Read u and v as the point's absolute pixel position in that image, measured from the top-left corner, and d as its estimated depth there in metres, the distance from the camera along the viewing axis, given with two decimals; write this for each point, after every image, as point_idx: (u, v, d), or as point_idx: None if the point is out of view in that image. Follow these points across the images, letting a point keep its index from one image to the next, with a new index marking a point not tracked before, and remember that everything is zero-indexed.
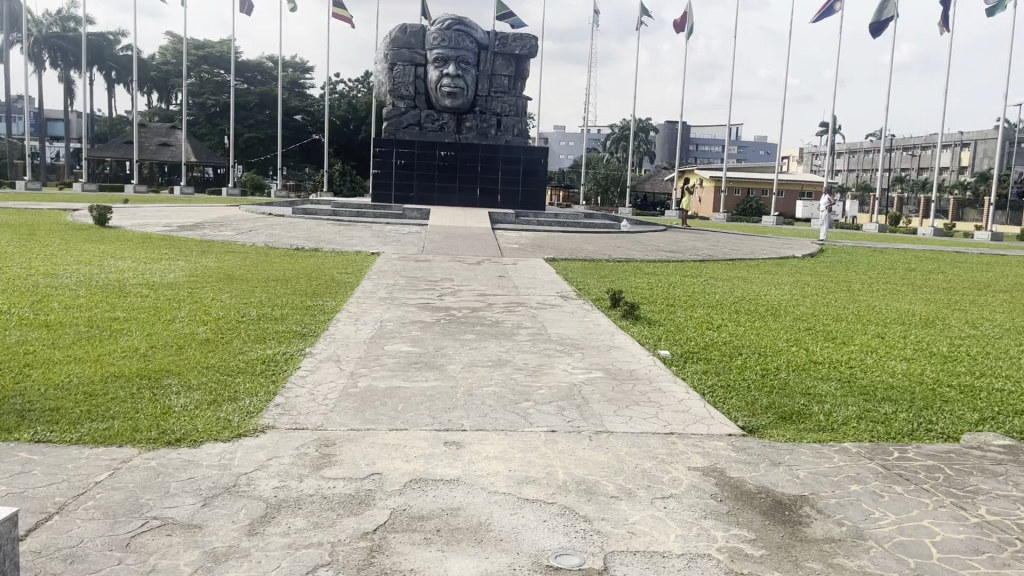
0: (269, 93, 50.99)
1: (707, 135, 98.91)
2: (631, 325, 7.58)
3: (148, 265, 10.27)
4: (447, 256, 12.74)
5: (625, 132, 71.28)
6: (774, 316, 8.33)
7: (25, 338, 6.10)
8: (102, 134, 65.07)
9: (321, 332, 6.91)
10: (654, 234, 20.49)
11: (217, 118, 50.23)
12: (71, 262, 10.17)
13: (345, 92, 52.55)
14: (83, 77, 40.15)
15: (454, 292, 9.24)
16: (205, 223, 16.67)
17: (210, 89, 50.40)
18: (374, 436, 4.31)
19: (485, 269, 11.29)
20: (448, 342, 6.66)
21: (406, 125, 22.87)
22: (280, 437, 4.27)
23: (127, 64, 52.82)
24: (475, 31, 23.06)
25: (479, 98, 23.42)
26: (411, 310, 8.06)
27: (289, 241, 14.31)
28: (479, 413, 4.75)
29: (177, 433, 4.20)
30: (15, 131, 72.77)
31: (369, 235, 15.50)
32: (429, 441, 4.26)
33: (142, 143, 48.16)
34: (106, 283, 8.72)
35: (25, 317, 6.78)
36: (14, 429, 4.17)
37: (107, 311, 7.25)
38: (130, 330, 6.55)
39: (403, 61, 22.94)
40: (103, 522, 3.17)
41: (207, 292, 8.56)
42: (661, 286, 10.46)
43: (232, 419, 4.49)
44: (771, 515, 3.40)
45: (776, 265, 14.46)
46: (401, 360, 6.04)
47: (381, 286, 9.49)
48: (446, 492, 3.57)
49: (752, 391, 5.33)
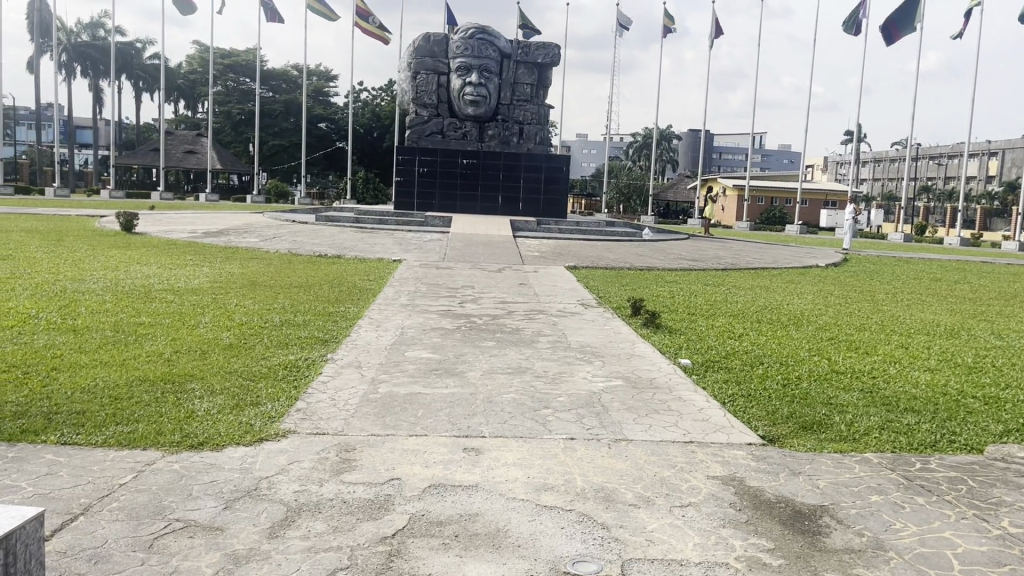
0: (293, 101, 51.42)
1: (730, 143, 98.36)
2: (652, 334, 7.56)
3: (174, 271, 10.38)
4: (468, 263, 12.78)
5: (648, 141, 71.08)
6: (796, 326, 8.28)
7: (52, 341, 6.20)
8: (130, 142, 65.91)
9: (342, 338, 6.95)
10: (677, 242, 20.40)
11: (242, 126, 50.76)
12: (98, 268, 10.32)
13: (369, 101, 52.87)
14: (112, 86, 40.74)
15: (475, 299, 9.27)
16: (230, 230, 16.84)
17: (235, 97, 50.93)
18: (394, 442, 4.34)
19: (506, 277, 11.32)
20: (468, 349, 6.69)
21: (429, 133, 23.03)
22: (301, 441, 4.30)
23: (155, 72, 53.53)
24: (498, 40, 23.23)
25: (501, 106, 23.53)
26: (432, 317, 8.09)
27: (313, 247, 14.42)
28: (499, 420, 4.77)
29: (200, 436, 4.26)
30: (46, 139, 74.09)
31: (392, 243, 15.58)
32: (449, 447, 4.28)
33: (169, 151, 48.73)
34: (132, 289, 8.83)
35: (52, 321, 6.90)
36: (41, 431, 4.24)
37: (132, 316, 7.35)
38: (155, 335, 6.63)
39: (426, 70, 23.11)
40: (128, 522, 3.22)
41: (231, 298, 8.64)
42: (683, 295, 10.42)
43: (254, 423, 4.53)
44: (790, 524, 3.38)
45: (799, 274, 14.34)
46: (421, 366, 6.07)
47: (403, 293, 9.54)
48: (465, 497, 3.59)
49: (773, 400, 5.30)
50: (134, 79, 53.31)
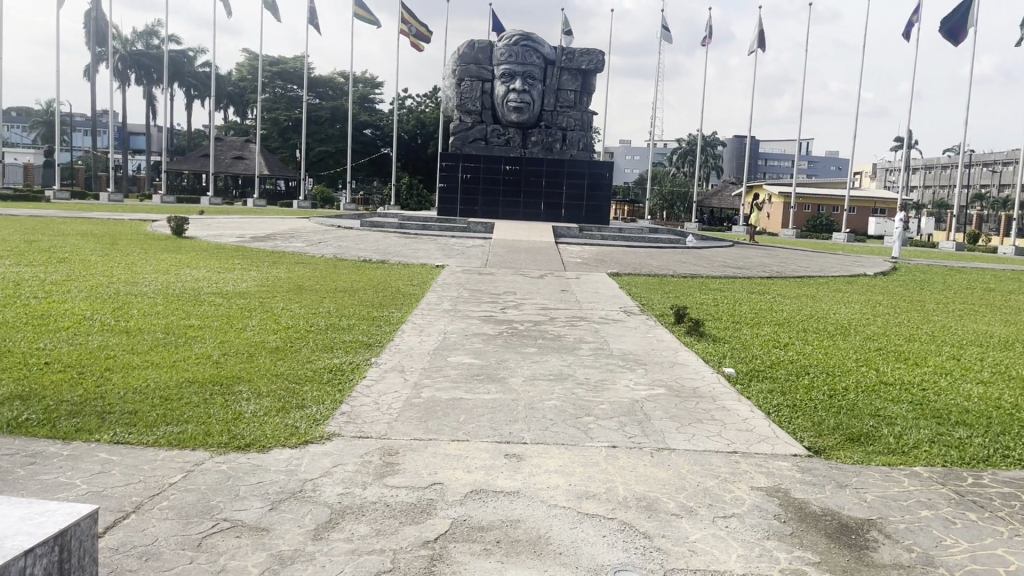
0: (340, 108, 52.08)
1: (776, 149, 97.18)
2: (696, 342, 7.50)
3: (222, 275, 10.60)
4: (510, 269, 12.81)
5: (692, 147, 70.52)
6: (842, 335, 8.15)
7: (106, 342, 6.37)
8: (181, 148, 67.37)
9: (386, 342, 7.02)
10: (721, 249, 20.21)
11: (290, 132, 51.58)
12: (150, 271, 10.59)
13: (414, 107, 53.33)
14: (165, 93, 41.69)
15: (517, 305, 9.30)
16: (277, 235, 17.11)
17: (283, 105, 51.78)
18: (437, 446, 4.37)
19: (548, 283, 11.33)
20: (510, 355, 6.70)
21: (472, 139, 23.15)
22: (345, 444, 4.36)
23: (206, 80, 54.69)
24: (542, 47, 23.24)
25: (545, 112, 23.54)
26: (474, 323, 8.13)
27: (357, 252, 14.59)
28: (540, 426, 4.77)
29: (247, 437, 4.34)
30: (100, 144, 76.08)
31: (435, 248, 15.68)
32: (491, 452, 4.29)
33: (218, 157, 49.69)
34: (182, 292, 9.03)
35: (106, 323, 7.09)
36: (95, 430, 4.36)
37: (183, 319, 7.53)
38: (204, 338, 6.78)
39: (471, 76, 23.18)
40: (177, 521, 3.29)
41: (277, 301, 8.79)
42: (726, 302, 10.32)
43: (300, 426, 4.60)
44: (836, 538, 3.33)
45: (846, 283, 14.10)
46: (463, 372, 6.10)
47: (445, 298, 9.61)
48: (506, 503, 3.60)
49: (819, 410, 5.23)
50: (186, 87, 54.52)
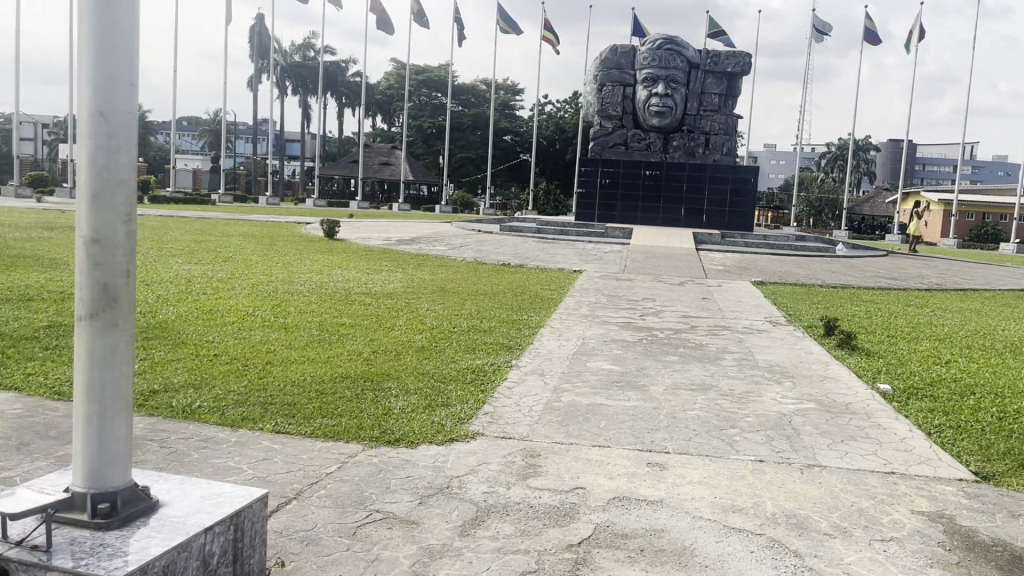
0: (482, 115, 53.17)
1: (937, 153, 91.26)
2: (847, 356, 7.16)
3: (371, 276, 11.05)
4: (649, 276, 12.67)
5: (842, 152, 67.37)
6: (1013, 354, 7.54)
7: (266, 337, 6.79)
8: (332, 154, 70.76)
9: (526, 345, 7.11)
10: (873, 259, 19.20)
11: (433, 138, 53.14)
12: (305, 270, 11.19)
13: (554, 113, 53.69)
14: (320, 102, 43.88)
15: (657, 312, 9.19)
16: (420, 238, 17.66)
17: (428, 112, 53.41)
18: (578, 451, 4.39)
19: (689, 291, 11.13)
20: (651, 362, 6.63)
21: (612, 144, 23.11)
22: (489, 444, 4.46)
23: (357, 90, 57.19)
24: (686, 50, 22.85)
25: (687, 117, 23.13)
26: (613, 329, 8.09)
27: (497, 257, 14.85)
28: (683, 436, 4.70)
29: (396, 433, 4.51)
30: (261, 150, 81.03)
31: (573, 253, 15.74)
32: (633, 460, 4.27)
33: (366, 163, 51.81)
34: (334, 291, 9.49)
35: (267, 318, 7.55)
36: (258, 420, 4.65)
37: (335, 316, 7.91)
38: (354, 335, 7.09)
39: (612, 81, 23.08)
40: (334, 509, 3.46)
41: (422, 303, 9.07)
42: (881, 315, 9.78)
43: (445, 423, 4.73)
44: (1009, 571, 3.09)
45: (1016, 297, 13.07)
46: (603, 378, 6.08)
47: (584, 304, 9.63)
48: (650, 512, 3.57)
49: (986, 434, 4.87)
50: (339, 96, 57.20)
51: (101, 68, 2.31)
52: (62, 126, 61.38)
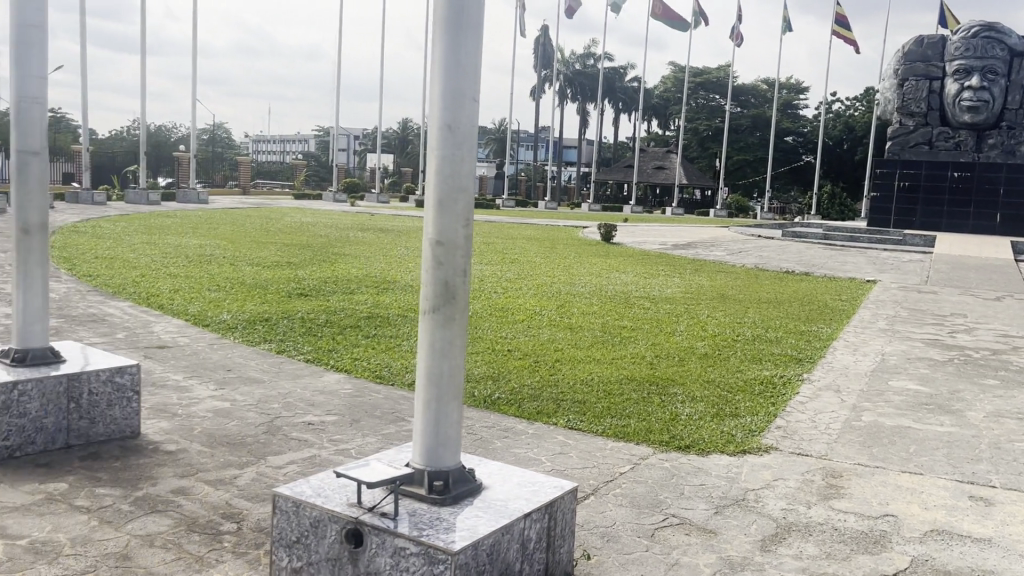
0: (762, 116, 51.19)
1: None
2: None
3: (649, 280, 11.08)
4: (957, 288, 11.44)
5: None
6: None
7: (553, 336, 7.07)
8: (608, 158, 71.87)
9: (817, 359, 6.74)
10: None
11: (709, 141, 52.07)
12: (585, 273, 11.48)
13: (843, 111, 50.26)
14: (598, 108, 44.80)
15: (969, 330, 8.27)
16: (697, 243, 17.42)
17: (705, 115, 52.45)
18: (886, 475, 4.08)
19: (1008, 307, 9.90)
20: (966, 385, 5.99)
21: (914, 144, 21.17)
22: (784, 459, 4.29)
23: (634, 95, 57.62)
24: (1009, 37, 20.30)
25: (1007, 111, 20.54)
26: (917, 346, 7.42)
27: (779, 264, 14.22)
28: (1013, 470, 4.19)
29: (686, 439, 4.49)
30: (541, 156, 84.38)
31: (865, 262, 14.64)
32: (951, 491, 3.89)
33: (641, 166, 52.05)
34: (614, 294, 9.64)
35: (553, 318, 7.86)
36: (552, 415, 4.86)
37: (616, 319, 8.03)
38: (637, 338, 7.16)
39: (917, 75, 21.18)
40: (631, 509, 3.52)
41: (702, 309, 8.93)
42: None
43: (736, 434, 4.62)
44: None
45: None
46: (909, 399, 5.60)
47: (881, 317, 8.92)
48: (976, 551, 3.23)
49: None
50: (616, 102, 58.01)
51: (450, 84, 2.53)
52: (370, 138, 68.37)
